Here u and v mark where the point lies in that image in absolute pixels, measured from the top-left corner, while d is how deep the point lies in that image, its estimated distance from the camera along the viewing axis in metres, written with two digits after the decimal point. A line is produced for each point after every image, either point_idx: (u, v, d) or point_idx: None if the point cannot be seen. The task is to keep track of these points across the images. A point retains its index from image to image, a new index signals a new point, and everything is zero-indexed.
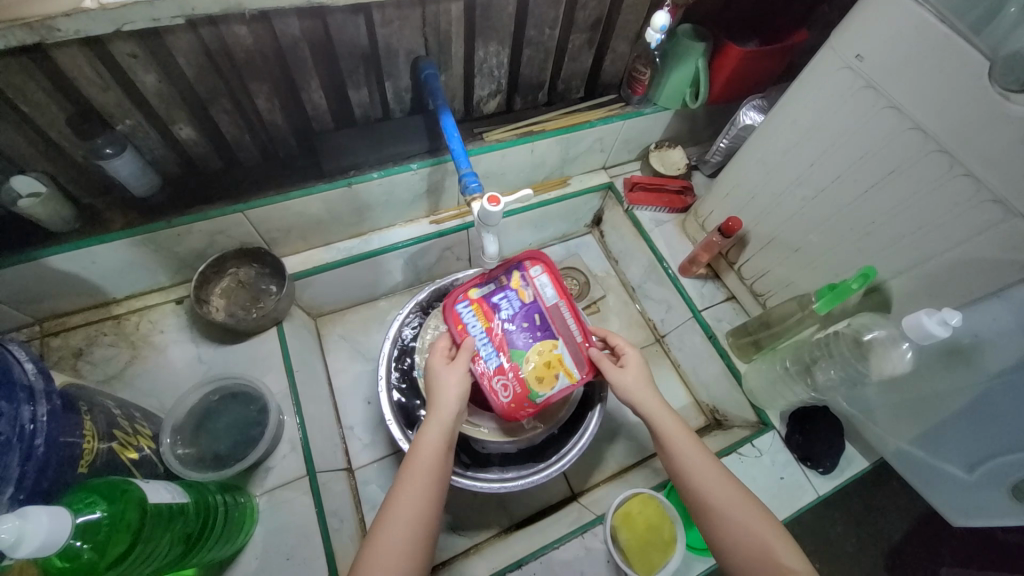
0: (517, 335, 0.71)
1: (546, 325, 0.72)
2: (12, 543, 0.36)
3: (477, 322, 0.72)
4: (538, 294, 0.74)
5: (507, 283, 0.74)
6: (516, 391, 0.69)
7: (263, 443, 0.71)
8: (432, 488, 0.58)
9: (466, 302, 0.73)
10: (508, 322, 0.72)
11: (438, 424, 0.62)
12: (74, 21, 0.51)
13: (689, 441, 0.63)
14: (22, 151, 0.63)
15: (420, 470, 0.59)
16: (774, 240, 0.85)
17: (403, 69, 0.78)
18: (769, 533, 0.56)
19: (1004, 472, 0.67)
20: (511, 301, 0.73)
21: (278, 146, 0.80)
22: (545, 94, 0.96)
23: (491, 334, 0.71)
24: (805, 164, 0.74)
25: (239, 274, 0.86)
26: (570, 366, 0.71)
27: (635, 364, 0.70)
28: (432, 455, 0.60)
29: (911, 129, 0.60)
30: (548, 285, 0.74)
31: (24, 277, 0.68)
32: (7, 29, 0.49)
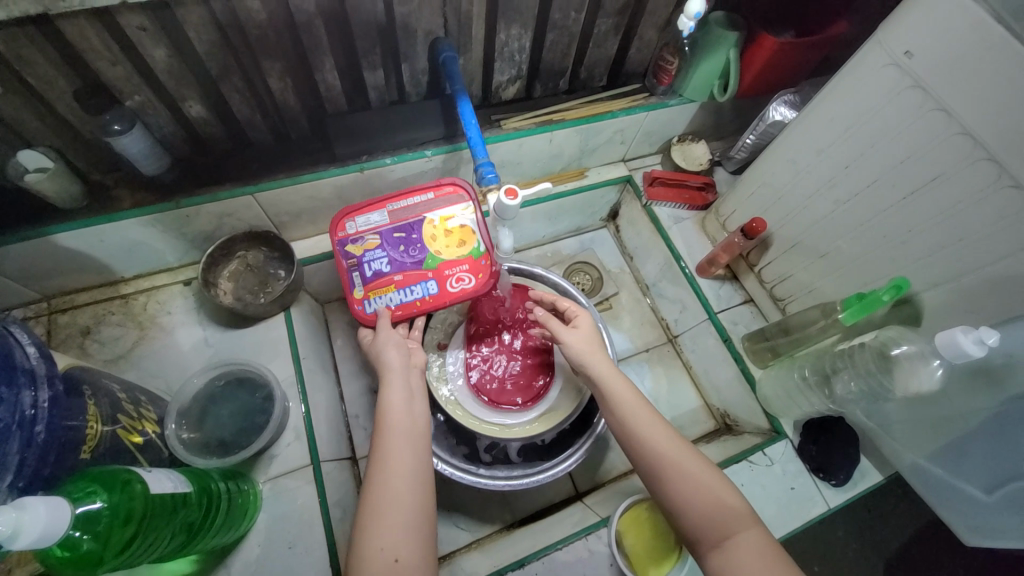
0: (410, 253, 0.74)
1: (407, 228, 0.75)
2: (8, 536, 0.36)
3: (386, 296, 0.72)
4: (376, 227, 0.75)
5: (358, 256, 0.74)
6: (467, 269, 0.73)
7: (268, 431, 0.70)
8: (410, 428, 0.59)
9: (363, 302, 0.72)
10: (395, 264, 0.73)
11: (398, 380, 0.62)
12: None
13: (636, 401, 0.63)
14: (29, 124, 0.62)
15: (395, 422, 0.59)
16: (799, 244, 0.82)
17: (420, 50, 0.75)
18: (724, 490, 0.56)
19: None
20: (378, 257, 0.74)
21: (290, 127, 0.78)
22: (566, 81, 0.93)
23: (401, 283, 0.73)
24: (839, 166, 0.71)
25: (248, 258, 0.84)
26: (455, 215, 0.76)
27: (587, 327, 0.71)
28: (399, 407, 0.60)
29: (958, 133, 0.57)
30: (369, 215, 0.76)
31: (32, 254, 0.68)
32: None
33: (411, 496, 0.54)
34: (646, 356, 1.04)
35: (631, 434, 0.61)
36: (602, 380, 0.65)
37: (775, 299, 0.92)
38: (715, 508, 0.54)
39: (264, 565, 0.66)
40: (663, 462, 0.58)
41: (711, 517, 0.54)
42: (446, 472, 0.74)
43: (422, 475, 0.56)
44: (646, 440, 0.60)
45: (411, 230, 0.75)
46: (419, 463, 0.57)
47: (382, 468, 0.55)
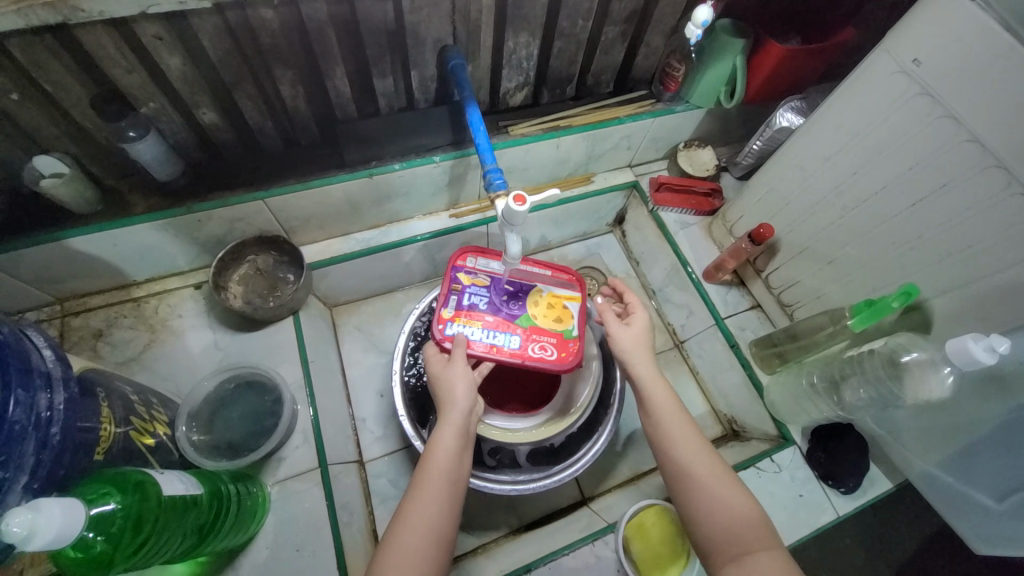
0: (508, 305, 0.74)
1: (518, 285, 0.76)
2: (24, 537, 0.36)
3: (472, 329, 0.71)
4: (490, 272, 0.76)
5: (461, 284, 0.74)
6: (552, 343, 0.72)
7: (277, 434, 0.71)
8: (449, 485, 0.57)
9: (449, 323, 0.71)
10: (493, 310, 0.73)
11: (455, 422, 0.60)
12: (98, 3, 0.50)
13: (677, 410, 0.63)
14: (46, 131, 0.63)
15: (435, 468, 0.57)
16: (807, 250, 0.82)
17: (429, 57, 0.75)
18: (746, 511, 0.55)
19: None
20: (479, 294, 0.74)
21: (300, 133, 0.79)
22: (573, 87, 0.93)
23: (490, 326, 0.72)
24: (847, 172, 0.71)
25: (257, 262, 0.85)
26: (566, 293, 0.77)
27: (640, 327, 0.69)
28: (445, 452, 0.58)
29: (967, 141, 0.56)
30: (490, 261, 0.78)
31: (47, 257, 0.69)
32: (30, 8, 0.49)
33: (433, 552, 0.53)
34: (653, 361, 1.04)
35: (664, 439, 0.61)
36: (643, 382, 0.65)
37: (782, 305, 0.91)
38: (732, 528, 0.54)
39: (272, 568, 0.66)
40: (690, 475, 0.58)
41: (728, 536, 0.54)
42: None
43: (448, 535, 0.55)
44: (677, 448, 0.60)
45: (520, 289, 0.76)
46: (440, 524, 0.54)
47: (411, 515, 0.54)
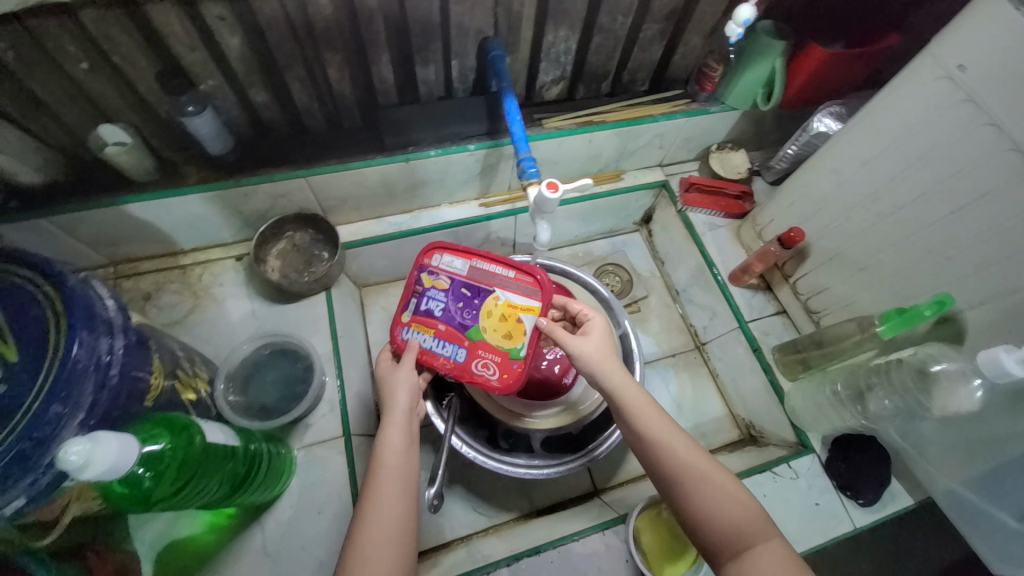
0: (462, 314, 0.69)
1: (476, 290, 0.70)
2: (80, 465, 0.39)
3: (423, 336, 0.69)
4: (452, 273, 0.71)
5: (422, 286, 0.71)
6: (496, 367, 0.67)
7: (306, 401, 0.74)
8: (404, 484, 0.58)
9: (406, 326, 0.70)
10: (445, 317, 0.69)
11: (399, 424, 0.61)
12: None
13: (656, 415, 0.61)
14: (114, 102, 0.68)
15: (390, 467, 0.58)
16: (838, 256, 0.81)
17: (470, 48, 0.78)
18: (741, 499, 0.56)
19: None
20: (436, 299, 0.70)
21: (343, 117, 0.82)
22: (609, 84, 0.94)
23: (440, 334, 0.68)
24: (884, 178, 0.70)
25: (295, 238, 0.89)
26: (523, 304, 0.69)
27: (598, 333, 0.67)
28: (396, 452, 0.59)
29: (1009, 149, 0.56)
30: (453, 258, 0.72)
31: (107, 220, 0.74)
32: None
33: (401, 548, 0.54)
34: (672, 360, 1.04)
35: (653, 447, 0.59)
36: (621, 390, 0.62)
37: (808, 312, 0.90)
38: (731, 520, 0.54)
39: (294, 527, 0.70)
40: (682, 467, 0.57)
41: (727, 530, 0.54)
42: (469, 454, 0.77)
43: (412, 532, 0.56)
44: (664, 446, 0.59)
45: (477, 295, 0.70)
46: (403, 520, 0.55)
47: (374, 512, 0.55)
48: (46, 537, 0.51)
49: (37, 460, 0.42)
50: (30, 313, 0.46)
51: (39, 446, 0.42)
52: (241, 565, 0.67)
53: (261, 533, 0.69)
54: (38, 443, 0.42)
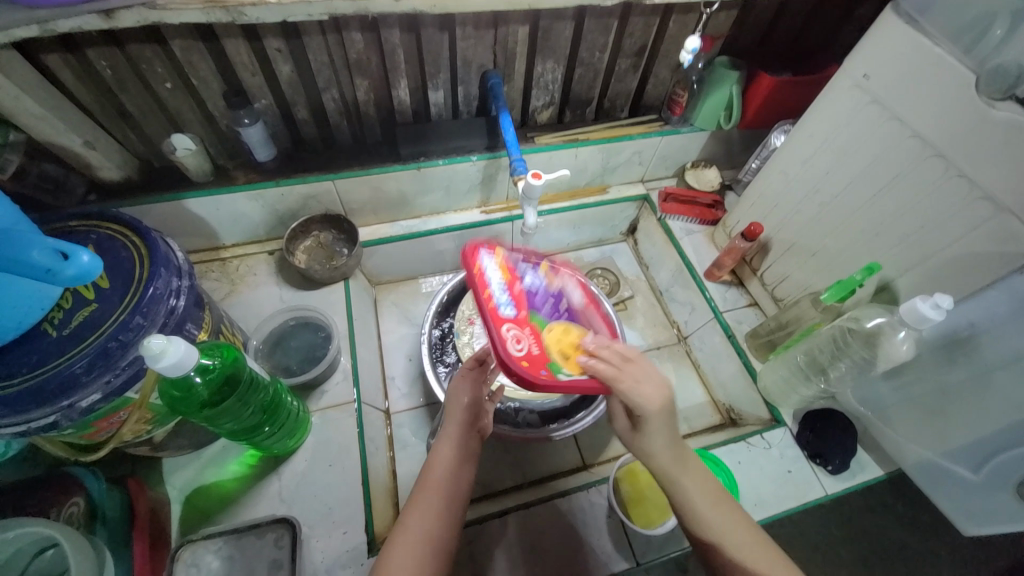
0: (542, 302, 0.68)
1: (572, 312, 0.70)
2: (158, 352, 0.49)
3: (499, 275, 0.65)
4: (565, 288, 0.73)
5: (537, 264, 0.73)
6: (532, 348, 0.60)
7: (322, 365, 0.85)
8: (446, 500, 0.59)
9: (491, 256, 0.66)
10: (530, 283, 0.68)
11: (453, 436, 0.64)
12: (256, 10, 0.66)
13: (706, 493, 0.58)
14: (185, 115, 0.84)
15: (434, 475, 0.60)
16: (794, 245, 0.92)
17: (473, 78, 0.95)
18: None
19: (1007, 472, 0.69)
20: (535, 276, 0.71)
21: (367, 133, 0.98)
22: (592, 110, 1.11)
23: (512, 290, 0.65)
24: (821, 172, 0.82)
25: (320, 237, 1.03)
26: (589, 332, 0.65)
27: (657, 430, 0.56)
28: (444, 463, 0.61)
29: (911, 136, 0.68)
30: (534, 270, 0.72)
31: (167, 212, 0.88)
32: (211, 9, 0.65)
33: (432, 561, 0.54)
34: (657, 352, 1.13)
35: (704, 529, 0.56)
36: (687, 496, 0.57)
37: (775, 300, 1.00)
38: None
39: (308, 477, 0.77)
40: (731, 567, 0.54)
41: None
42: None
43: (446, 539, 0.56)
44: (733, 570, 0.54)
45: (565, 295, 0.72)
46: (442, 527, 0.56)
47: (410, 518, 0.56)
48: (87, 455, 0.65)
49: (117, 360, 0.54)
50: (120, 254, 0.60)
51: (122, 347, 0.54)
52: (260, 507, 0.74)
53: (278, 482, 0.76)
54: (121, 344, 0.54)
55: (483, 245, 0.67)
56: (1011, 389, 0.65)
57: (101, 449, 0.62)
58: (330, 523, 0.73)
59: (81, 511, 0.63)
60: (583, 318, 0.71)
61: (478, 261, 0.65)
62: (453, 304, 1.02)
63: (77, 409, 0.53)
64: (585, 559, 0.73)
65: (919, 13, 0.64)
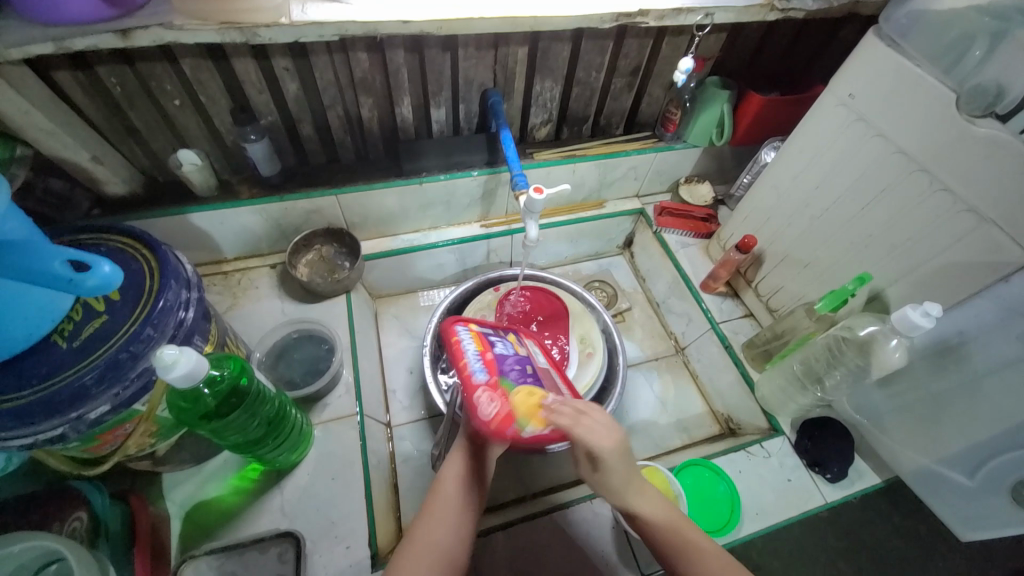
0: (512, 367, 0.62)
1: (536, 374, 0.66)
2: (171, 362, 0.50)
3: (473, 344, 0.64)
4: (529, 353, 0.74)
5: (506, 337, 0.74)
6: (499, 406, 0.55)
7: (325, 378, 0.85)
8: (459, 513, 0.59)
9: (466, 329, 0.67)
10: (501, 351, 0.65)
11: (465, 450, 0.62)
12: (269, 31, 0.68)
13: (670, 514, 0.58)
14: (192, 131, 0.85)
15: (446, 488, 0.60)
16: (787, 257, 0.94)
17: (474, 96, 0.98)
18: None
19: (1002, 475, 0.71)
20: (506, 345, 0.70)
21: (369, 149, 1.01)
22: (589, 127, 1.14)
23: (485, 356, 0.62)
24: (811, 187, 0.85)
25: (322, 251, 1.04)
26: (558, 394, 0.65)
27: (614, 468, 0.53)
28: (456, 477, 0.61)
29: (896, 152, 0.71)
30: (498, 344, 0.69)
31: (172, 226, 0.89)
32: (225, 29, 0.67)
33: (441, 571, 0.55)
34: (655, 363, 1.14)
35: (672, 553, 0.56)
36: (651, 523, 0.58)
37: (770, 311, 1.03)
38: None
39: (310, 491, 0.76)
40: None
41: None
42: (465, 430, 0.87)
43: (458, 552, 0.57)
44: None
45: (530, 362, 0.71)
46: (454, 539, 0.57)
47: (422, 530, 0.57)
48: (89, 470, 0.64)
49: (127, 371, 0.54)
50: (131, 266, 0.60)
51: (132, 359, 0.54)
52: (261, 522, 0.73)
53: (280, 496, 0.76)
54: (131, 355, 0.54)
55: (459, 320, 0.67)
56: (1001, 393, 0.67)
57: (105, 462, 0.62)
58: (333, 537, 0.72)
59: (84, 526, 0.62)
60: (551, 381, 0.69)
61: (453, 331, 0.65)
62: (453, 316, 1.03)
63: (85, 421, 0.53)
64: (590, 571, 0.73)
65: (900, 36, 0.68)
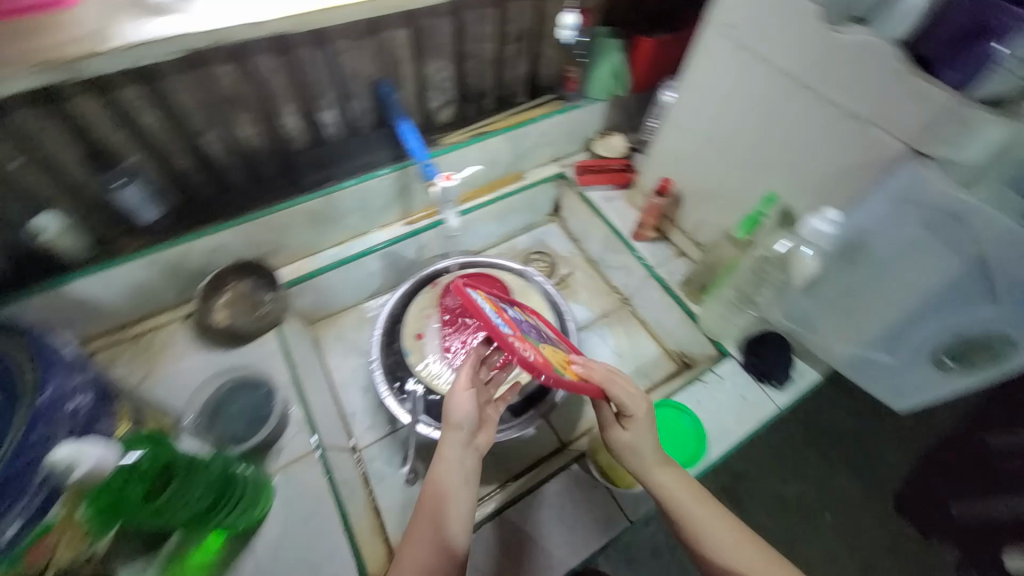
0: (529, 329, 0.72)
1: (552, 339, 0.77)
2: (71, 459, 0.51)
3: (487, 304, 0.68)
4: (538, 324, 0.81)
5: (511, 307, 0.79)
6: (539, 354, 0.61)
7: (271, 423, 0.81)
8: (442, 520, 0.64)
9: (475, 292, 0.70)
10: (515, 316, 0.73)
11: (452, 450, 0.66)
12: (98, 62, 0.60)
13: (690, 490, 0.70)
14: (45, 192, 0.75)
15: (432, 492, 0.65)
16: (702, 192, 0.98)
17: (363, 91, 0.92)
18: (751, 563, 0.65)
19: (919, 348, 0.78)
20: (516, 313, 0.77)
21: (263, 169, 0.92)
22: (491, 100, 1.11)
23: (504, 316, 0.68)
24: (712, 120, 0.88)
25: (238, 287, 0.94)
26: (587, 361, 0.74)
27: (643, 432, 0.68)
28: (444, 481, 0.65)
29: (778, 73, 0.74)
30: (498, 299, 0.78)
31: (53, 301, 0.79)
32: (42, 69, 0.57)
33: None
34: (606, 320, 1.17)
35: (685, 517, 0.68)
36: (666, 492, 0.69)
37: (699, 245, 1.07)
38: None
39: (286, 541, 0.72)
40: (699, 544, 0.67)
41: None
42: (427, 432, 0.87)
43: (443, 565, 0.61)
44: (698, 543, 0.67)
45: (542, 326, 0.82)
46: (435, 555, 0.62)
47: (409, 544, 0.63)
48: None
49: (28, 481, 0.53)
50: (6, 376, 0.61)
51: (31, 464, 0.54)
52: None
53: (254, 556, 0.71)
54: (28, 462, 0.54)
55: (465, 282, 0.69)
56: (905, 277, 0.73)
57: None
58: None
59: None
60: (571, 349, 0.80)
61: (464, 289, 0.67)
62: (397, 323, 0.99)
63: None
64: (581, 533, 0.75)
65: None
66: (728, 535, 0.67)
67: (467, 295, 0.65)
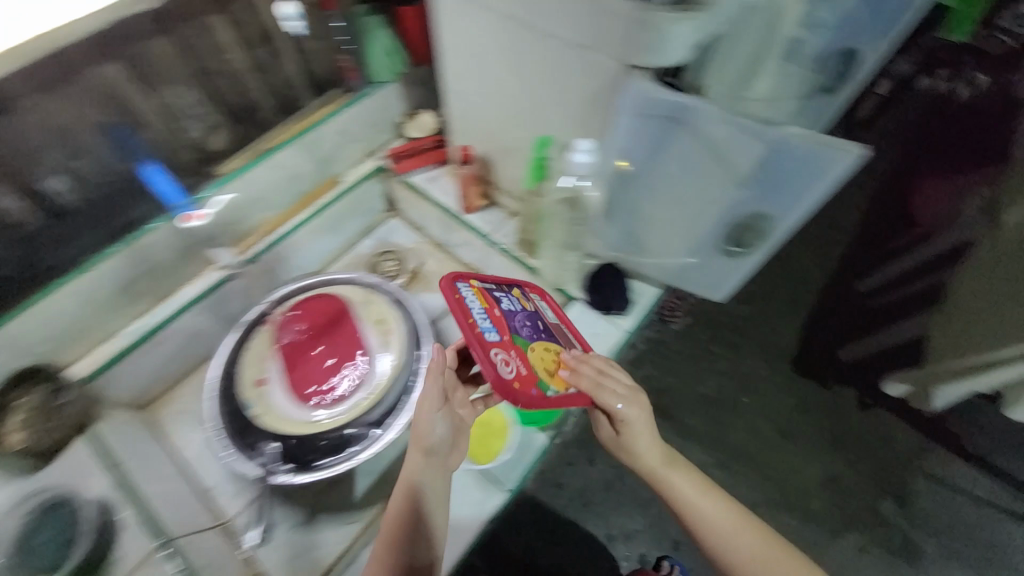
0: (521, 324, 0.72)
1: (549, 330, 0.77)
2: None
3: (476, 301, 0.68)
4: (538, 310, 0.80)
5: (510, 291, 0.78)
6: (521, 369, 0.63)
7: (85, 539, 0.74)
8: (403, 531, 0.71)
9: (466, 286, 0.70)
10: (507, 309, 0.72)
11: (422, 474, 0.71)
12: None
13: (693, 483, 0.82)
14: None
15: (389, 516, 0.73)
16: (501, 149, 0.97)
17: (97, 143, 0.88)
18: (746, 542, 0.78)
19: (706, 239, 0.84)
20: (512, 301, 0.75)
21: (5, 263, 0.82)
22: (267, 112, 1.04)
23: (492, 314, 0.68)
24: (476, 77, 0.87)
25: (28, 405, 0.78)
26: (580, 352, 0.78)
27: (635, 430, 0.77)
28: (403, 500, 0.72)
29: (500, 15, 0.73)
30: (490, 285, 0.75)
31: None
32: None
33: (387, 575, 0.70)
34: None
35: (686, 504, 0.81)
36: (665, 478, 0.82)
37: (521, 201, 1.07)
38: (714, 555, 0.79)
39: None
40: (697, 525, 0.80)
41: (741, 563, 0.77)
42: (283, 478, 0.83)
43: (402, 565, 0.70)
44: (693, 522, 0.80)
45: (542, 310, 0.81)
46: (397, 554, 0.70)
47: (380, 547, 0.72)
48: None
49: None
50: None
51: None
52: None
53: None
54: None
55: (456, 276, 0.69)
56: None
57: None
58: None
59: None
60: (569, 335, 0.81)
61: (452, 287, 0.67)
62: (232, 377, 0.91)
63: None
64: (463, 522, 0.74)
65: None
66: (726, 516, 0.80)
67: (449, 295, 0.66)
